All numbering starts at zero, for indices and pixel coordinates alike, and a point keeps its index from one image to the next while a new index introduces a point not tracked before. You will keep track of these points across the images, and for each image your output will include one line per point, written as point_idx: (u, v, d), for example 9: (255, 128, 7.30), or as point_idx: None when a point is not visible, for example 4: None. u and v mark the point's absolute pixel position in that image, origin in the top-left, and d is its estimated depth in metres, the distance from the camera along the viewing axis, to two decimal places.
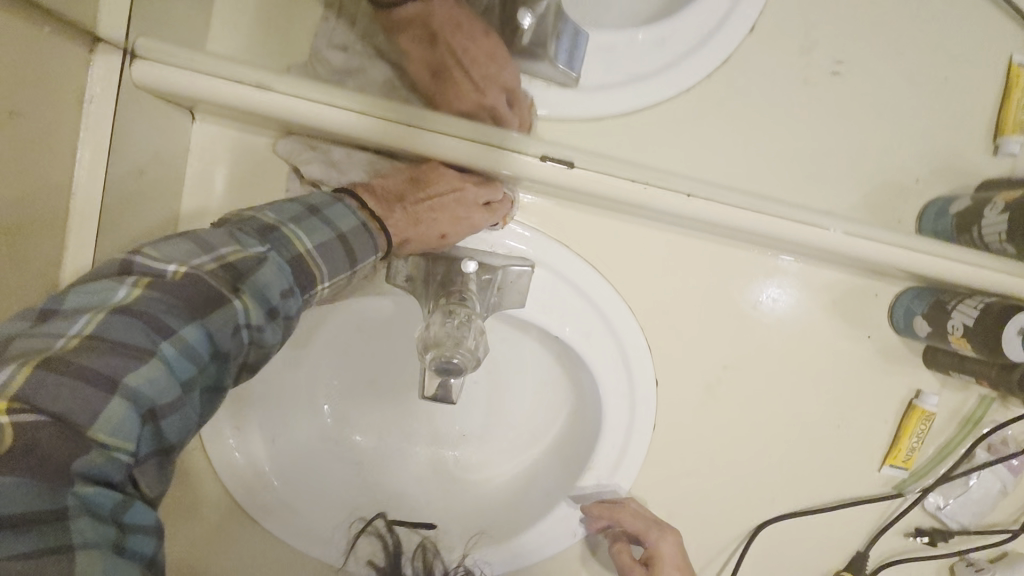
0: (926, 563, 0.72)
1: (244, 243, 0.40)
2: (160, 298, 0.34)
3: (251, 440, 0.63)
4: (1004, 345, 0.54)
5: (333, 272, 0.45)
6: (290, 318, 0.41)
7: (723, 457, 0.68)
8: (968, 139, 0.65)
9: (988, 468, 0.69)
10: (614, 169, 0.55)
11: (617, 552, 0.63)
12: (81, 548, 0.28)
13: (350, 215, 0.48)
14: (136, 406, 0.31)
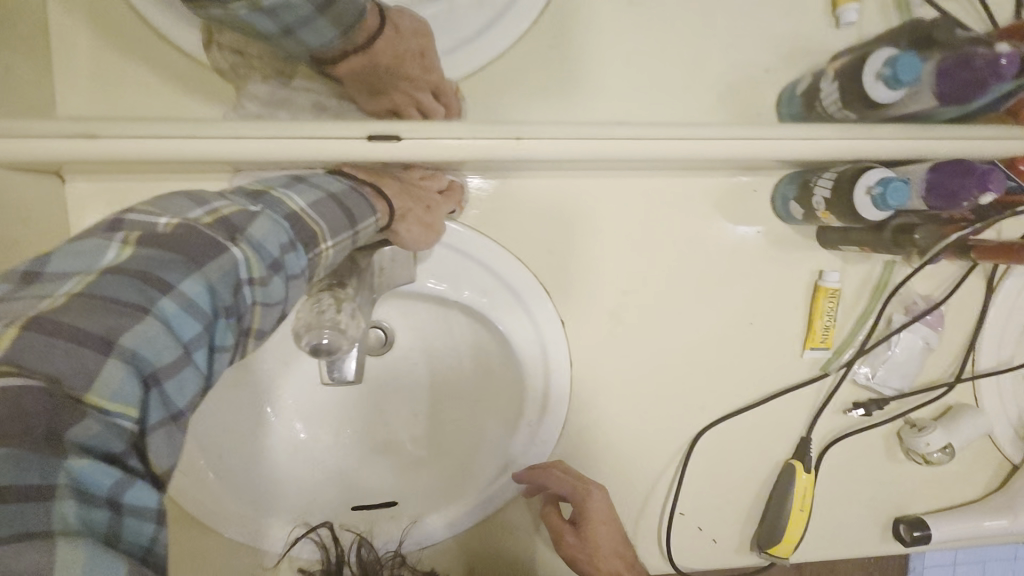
0: (870, 434, 0.75)
1: (237, 200, 0.38)
2: (153, 252, 0.31)
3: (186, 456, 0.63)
4: (858, 210, 0.56)
5: (333, 229, 0.43)
6: (295, 274, 0.38)
7: (646, 378, 0.71)
8: (807, 21, 0.67)
9: (908, 330, 0.71)
10: (444, 129, 0.54)
11: (548, 514, 0.66)
12: (62, 536, 0.25)
13: (325, 182, 0.48)
14: (135, 369, 0.28)
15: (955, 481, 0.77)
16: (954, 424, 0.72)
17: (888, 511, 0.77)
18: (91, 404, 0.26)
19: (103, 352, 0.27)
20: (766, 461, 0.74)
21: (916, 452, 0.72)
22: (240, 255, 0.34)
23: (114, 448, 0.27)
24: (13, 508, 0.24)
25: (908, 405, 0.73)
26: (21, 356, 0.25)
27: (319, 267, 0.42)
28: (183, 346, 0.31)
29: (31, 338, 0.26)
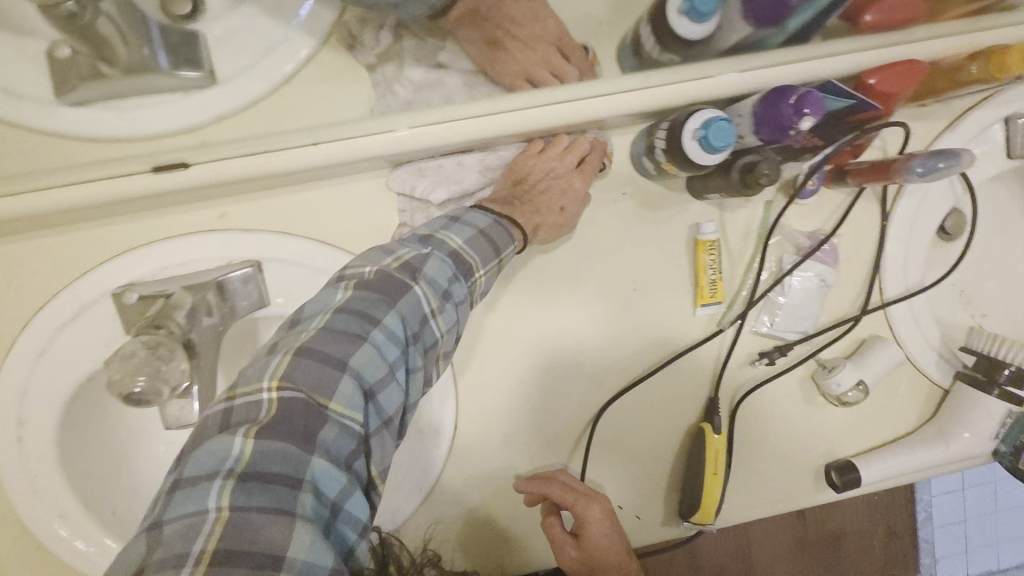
0: (783, 382, 0.72)
1: (415, 248, 0.53)
2: (365, 295, 0.47)
3: (79, 524, 0.63)
4: (690, 157, 0.55)
5: (484, 258, 0.55)
6: (458, 301, 0.52)
7: (535, 364, 0.68)
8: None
9: (800, 270, 0.67)
10: (238, 149, 0.54)
11: (550, 525, 0.63)
12: (302, 518, 0.35)
13: (483, 216, 0.58)
14: (357, 381, 0.43)
15: (883, 417, 0.73)
16: (864, 359, 0.68)
17: (817, 459, 0.73)
18: (331, 407, 0.41)
19: (338, 368, 0.42)
20: (676, 428, 0.71)
21: (831, 394, 0.69)
22: (416, 293, 0.49)
23: (348, 444, 0.41)
24: (274, 488, 0.36)
25: (816, 348, 0.70)
26: (293, 374, 0.41)
27: (475, 293, 0.54)
28: (385, 366, 0.45)
29: (301, 360, 0.42)
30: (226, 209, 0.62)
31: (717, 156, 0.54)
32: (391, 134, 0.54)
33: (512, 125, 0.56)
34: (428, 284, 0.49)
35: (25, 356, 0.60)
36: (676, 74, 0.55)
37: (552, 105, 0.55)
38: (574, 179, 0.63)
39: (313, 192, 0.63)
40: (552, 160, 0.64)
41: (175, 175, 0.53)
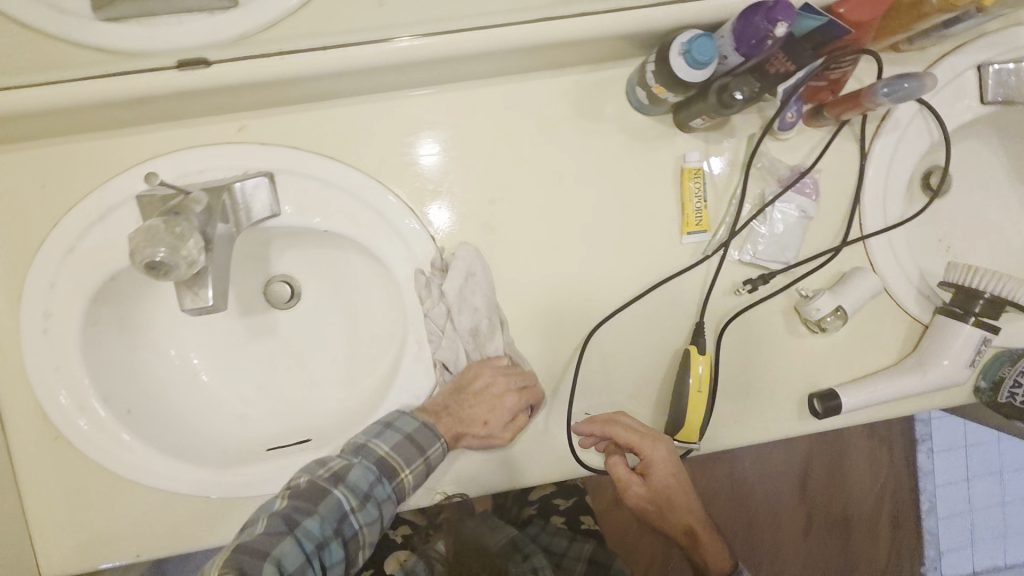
0: (767, 311, 0.74)
1: (347, 455, 0.67)
2: (300, 501, 0.62)
3: (100, 416, 0.68)
4: (676, 70, 0.57)
5: (409, 459, 0.66)
6: (380, 499, 0.66)
7: (528, 283, 0.71)
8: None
9: (780, 201, 0.71)
10: (256, 54, 0.58)
11: (615, 465, 0.71)
12: None
13: (413, 419, 0.68)
14: (277, 568, 0.57)
15: (864, 349, 0.75)
16: (844, 287, 0.71)
17: (800, 389, 0.76)
18: None
19: (262, 557, 0.57)
20: (663, 353, 0.74)
21: (811, 320, 0.72)
22: (338, 494, 0.63)
23: None
24: None
25: (795, 277, 0.73)
26: (232, 559, 0.56)
27: (401, 489, 0.67)
28: (304, 554, 0.59)
29: (241, 551, 0.57)
30: (245, 123, 0.67)
31: (706, 71, 0.57)
32: (393, 46, 0.59)
33: (510, 44, 0.60)
34: (348, 489, 0.64)
35: (55, 255, 0.65)
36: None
37: (546, 23, 0.60)
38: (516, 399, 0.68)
39: (323, 111, 0.67)
40: (495, 373, 0.68)
41: (196, 73, 0.57)
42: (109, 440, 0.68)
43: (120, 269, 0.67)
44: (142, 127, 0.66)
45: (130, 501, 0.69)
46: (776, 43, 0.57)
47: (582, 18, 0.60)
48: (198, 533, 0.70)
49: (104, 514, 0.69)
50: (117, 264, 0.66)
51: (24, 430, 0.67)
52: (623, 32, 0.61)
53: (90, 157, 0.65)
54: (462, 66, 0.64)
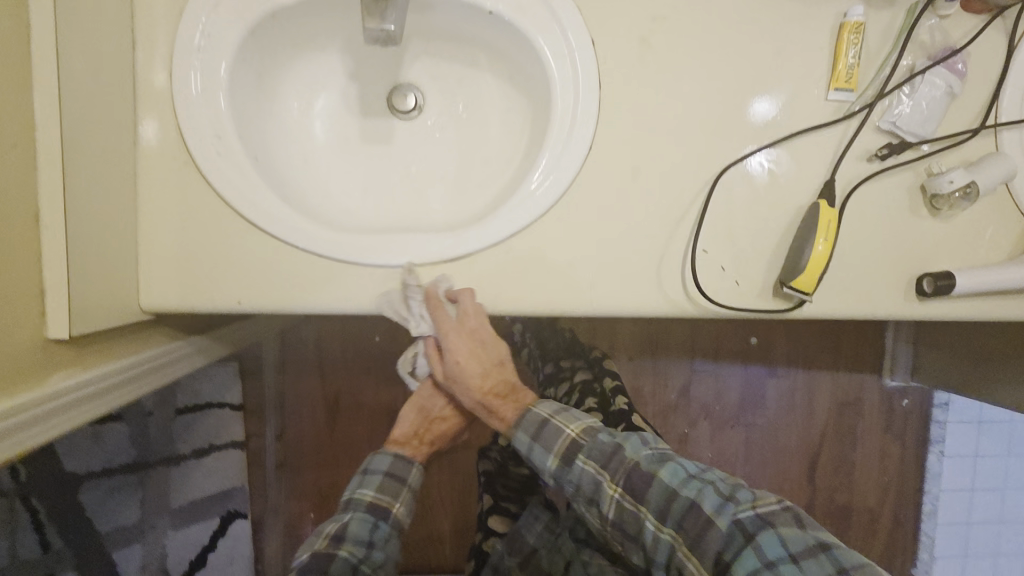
0: (896, 185, 0.75)
1: (338, 516, 0.86)
2: (314, 560, 0.79)
3: (232, 148, 0.66)
4: None
5: (394, 494, 0.89)
6: (383, 541, 0.85)
7: (673, 108, 0.72)
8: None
9: (934, 72, 0.71)
10: None
11: (439, 320, 0.71)
12: None
13: (382, 458, 0.94)
14: None
15: (979, 242, 0.76)
16: (976, 168, 0.73)
17: (910, 270, 0.76)
18: None
19: None
20: (788, 205, 0.74)
21: (938, 195, 0.73)
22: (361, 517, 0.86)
23: None
24: None
25: (929, 152, 0.74)
26: None
27: (396, 521, 0.88)
28: None
29: None
30: None
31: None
32: None
33: None
34: (351, 540, 0.82)
35: None
36: None
37: None
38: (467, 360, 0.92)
39: None
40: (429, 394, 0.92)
41: None
42: (236, 172, 0.66)
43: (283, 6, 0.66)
44: None
45: (240, 244, 0.67)
46: None
47: None
48: (304, 289, 0.68)
49: (214, 251, 0.66)
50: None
51: (153, 143, 0.65)
52: None
53: None
54: None
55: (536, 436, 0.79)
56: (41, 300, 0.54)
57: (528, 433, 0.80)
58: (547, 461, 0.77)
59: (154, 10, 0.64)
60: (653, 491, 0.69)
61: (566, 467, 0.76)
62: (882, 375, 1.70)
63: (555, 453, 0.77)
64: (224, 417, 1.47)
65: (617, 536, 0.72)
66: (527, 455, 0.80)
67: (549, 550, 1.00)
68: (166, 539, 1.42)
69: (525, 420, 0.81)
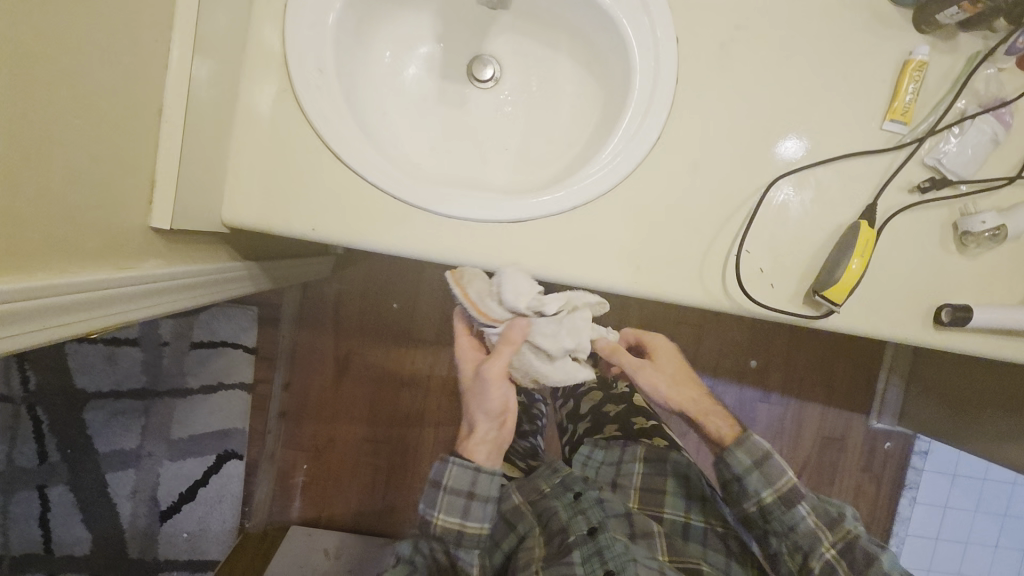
0: (931, 218, 0.80)
1: None
2: None
3: (331, 83, 0.70)
4: None
5: None
6: None
7: (739, 115, 0.76)
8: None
9: (981, 118, 0.77)
10: None
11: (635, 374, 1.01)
12: None
13: None
14: None
15: (999, 284, 0.81)
16: (1007, 213, 0.78)
17: (932, 300, 0.81)
18: None
19: None
20: (831, 222, 0.79)
21: (969, 233, 0.78)
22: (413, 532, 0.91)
23: None
24: None
25: (966, 192, 0.79)
26: None
27: None
28: None
29: None
30: None
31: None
32: None
33: None
34: None
35: None
36: None
37: None
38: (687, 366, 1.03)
39: None
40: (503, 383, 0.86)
41: None
42: (331, 105, 0.70)
43: None
44: None
45: (322, 175, 0.70)
46: None
47: None
48: (373, 227, 0.72)
49: (294, 179, 0.70)
50: None
51: (257, 68, 0.68)
52: None
53: None
54: None
55: (760, 464, 0.91)
56: (148, 189, 0.58)
57: (750, 457, 0.92)
58: (762, 491, 0.90)
59: None
60: (837, 537, 0.86)
61: (781, 503, 0.89)
62: (869, 416, 1.76)
63: (773, 488, 0.90)
64: (234, 357, 1.49)
65: (799, 563, 0.87)
66: (742, 477, 0.92)
67: (561, 496, 1.06)
68: (160, 468, 1.47)
69: (754, 443, 0.92)
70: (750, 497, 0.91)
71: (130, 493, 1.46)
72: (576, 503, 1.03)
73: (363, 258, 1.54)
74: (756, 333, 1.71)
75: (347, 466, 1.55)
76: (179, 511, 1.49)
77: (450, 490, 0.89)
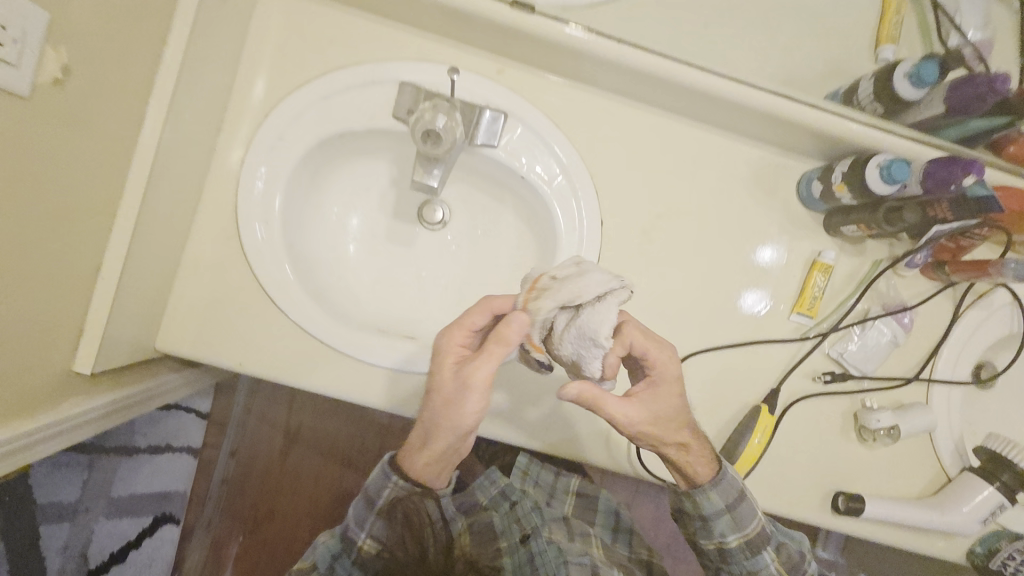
0: (832, 406, 0.84)
1: None
2: None
3: (273, 234, 0.75)
4: (871, 182, 0.70)
5: None
6: None
7: (655, 293, 0.82)
8: (859, 44, 0.83)
9: (881, 320, 0.82)
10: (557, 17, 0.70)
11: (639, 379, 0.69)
12: None
13: None
14: None
15: (894, 476, 0.85)
16: (903, 411, 0.82)
17: (830, 486, 0.84)
18: None
19: None
20: (735, 402, 0.83)
21: (866, 427, 0.82)
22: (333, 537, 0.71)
23: None
24: None
25: (867, 387, 0.84)
26: None
27: None
28: None
29: None
30: (505, 69, 0.78)
31: (896, 188, 0.70)
32: (668, 64, 0.72)
33: (745, 104, 0.74)
34: None
35: (313, 94, 0.74)
36: (877, 122, 0.73)
37: (779, 102, 0.73)
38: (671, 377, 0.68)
39: (568, 89, 0.79)
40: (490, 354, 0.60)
41: (520, 12, 0.69)
42: (272, 254, 0.75)
43: (352, 129, 0.76)
44: (429, 35, 0.77)
45: (255, 316, 0.75)
46: (958, 191, 0.69)
47: (812, 111, 0.73)
48: (298, 367, 0.77)
49: (228, 319, 0.75)
50: (355, 124, 0.76)
51: (208, 216, 0.75)
52: (835, 136, 0.74)
53: (373, 37, 0.76)
54: (698, 103, 0.77)
55: (732, 507, 0.72)
56: (74, 337, 0.62)
57: (723, 502, 0.71)
58: (728, 537, 0.74)
59: (246, 110, 0.75)
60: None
61: (744, 548, 0.74)
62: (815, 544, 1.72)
63: (740, 535, 0.74)
64: (187, 423, 1.52)
65: None
66: (708, 519, 0.73)
67: (499, 507, 0.96)
68: (95, 527, 1.41)
69: (727, 482, 0.71)
70: (712, 539, 0.75)
71: (60, 550, 1.37)
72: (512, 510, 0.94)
73: None
74: None
75: (284, 541, 1.55)
76: (106, 574, 1.42)
77: (381, 515, 0.69)
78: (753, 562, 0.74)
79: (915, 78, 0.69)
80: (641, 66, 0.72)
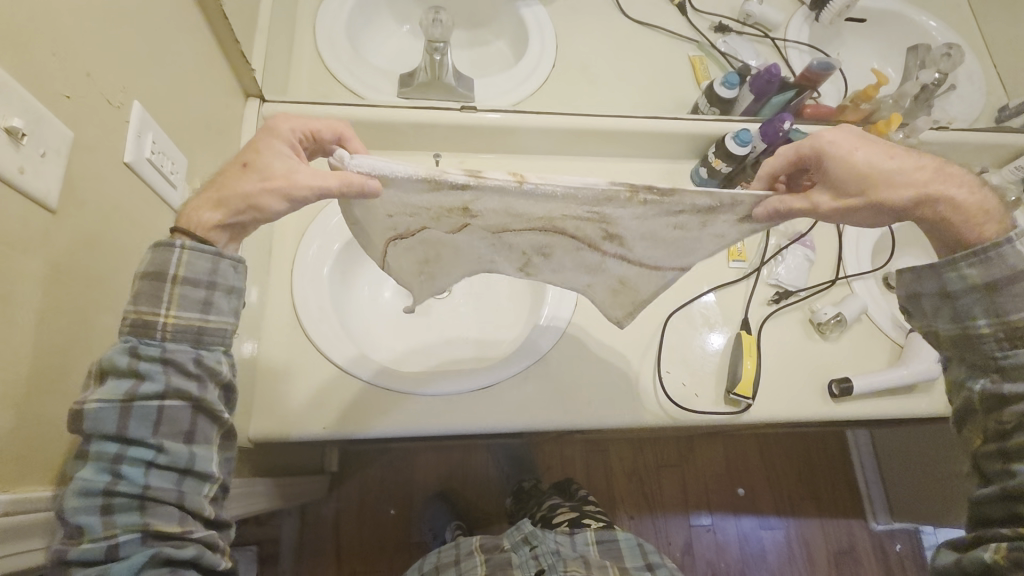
0: (790, 318, 1.06)
1: None
2: None
3: (326, 313, 0.94)
4: (729, 147, 1.02)
5: None
6: None
7: None
8: (689, 84, 1.21)
9: (791, 247, 1.10)
10: (491, 110, 1.02)
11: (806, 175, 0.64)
12: None
13: None
14: None
15: (864, 355, 1.04)
16: (841, 303, 1.06)
17: (823, 377, 1.01)
18: None
19: None
20: (721, 338, 1.03)
21: (822, 322, 1.04)
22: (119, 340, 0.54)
23: None
24: None
25: (806, 296, 1.08)
26: None
27: None
28: None
29: None
30: (465, 159, 1.08)
31: (749, 147, 1.02)
32: (572, 119, 1.05)
33: (632, 128, 1.06)
34: None
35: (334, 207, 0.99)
36: (718, 116, 1.08)
37: (653, 121, 1.06)
38: (876, 167, 0.59)
39: (511, 160, 1.10)
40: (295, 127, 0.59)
41: (466, 113, 1.01)
42: (328, 329, 0.92)
43: None
44: (405, 151, 1.06)
45: (327, 383, 0.90)
46: (785, 135, 1.00)
47: (676, 120, 1.06)
48: (371, 413, 0.89)
49: (305, 390, 0.89)
50: None
51: (272, 317, 0.93)
52: (698, 131, 1.07)
53: None
54: (601, 139, 1.08)
55: (995, 286, 0.60)
56: None
57: (983, 279, 0.61)
58: (979, 318, 0.62)
59: (286, 235, 0.98)
60: None
61: (1006, 338, 0.61)
62: (867, 519, 1.69)
63: (1003, 317, 0.61)
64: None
65: None
66: (956, 295, 0.63)
67: (519, 549, 1.03)
68: None
69: (998, 258, 0.60)
70: (958, 318, 0.64)
71: None
72: (532, 550, 1.02)
73: (357, 466, 1.55)
74: (732, 459, 1.71)
75: None
76: None
77: (182, 283, 0.55)
78: (1007, 358, 0.60)
79: (726, 83, 1.06)
80: (555, 124, 1.04)
